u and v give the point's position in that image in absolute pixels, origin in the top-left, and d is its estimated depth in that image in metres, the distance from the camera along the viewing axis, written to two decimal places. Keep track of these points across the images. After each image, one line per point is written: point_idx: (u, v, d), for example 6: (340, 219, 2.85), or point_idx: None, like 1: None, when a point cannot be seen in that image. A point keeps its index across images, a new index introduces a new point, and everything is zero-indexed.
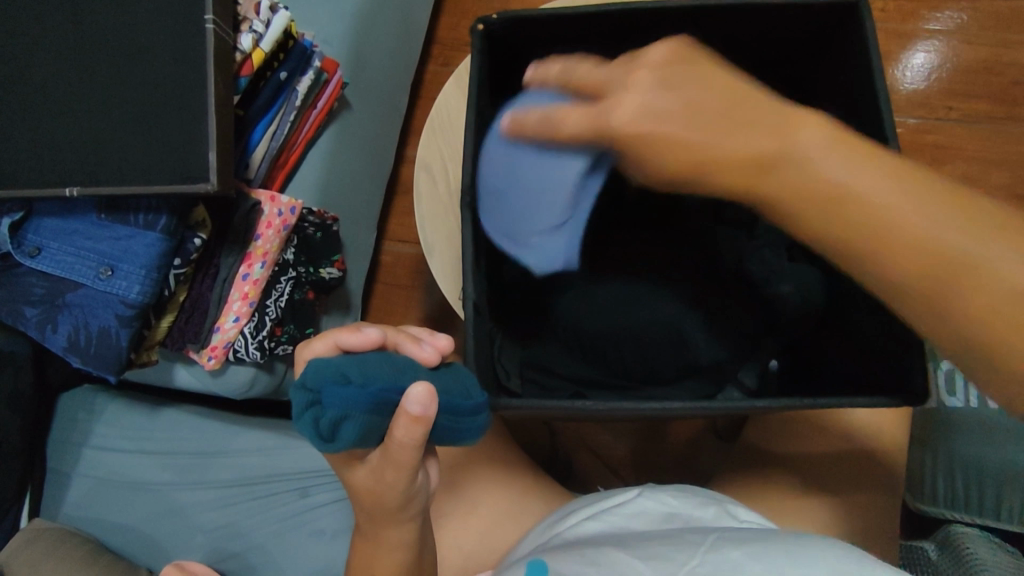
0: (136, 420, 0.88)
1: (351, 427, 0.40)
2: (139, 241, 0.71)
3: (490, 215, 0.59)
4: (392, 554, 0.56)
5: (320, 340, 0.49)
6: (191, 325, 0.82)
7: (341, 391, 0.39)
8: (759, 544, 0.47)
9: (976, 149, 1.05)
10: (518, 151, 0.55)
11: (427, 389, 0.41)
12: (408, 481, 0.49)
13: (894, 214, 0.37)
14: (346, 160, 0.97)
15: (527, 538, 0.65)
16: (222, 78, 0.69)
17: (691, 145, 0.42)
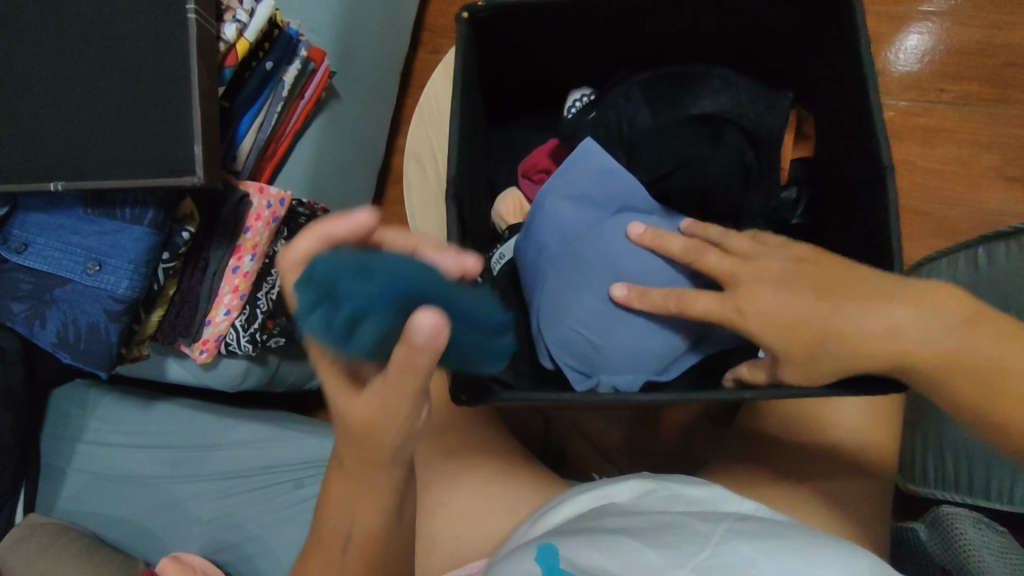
0: (129, 414, 0.88)
1: (368, 331, 0.32)
2: (126, 236, 0.71)
3: (573, 346, 0.60)
4: (371, 507, 0.46)
5: (304, 234, 0.36)
6: (181, 319, 0.82)
7: (354, 284, 0.31)
8: (769, 541, 0.48)
9: (967, 132, 1.05)
10: (627, 310, 0.58)
11: (435, 323, 0.32)
12: (413, 410, 0.40)
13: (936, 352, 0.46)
14: (336, 150, 0.97)
15: (523, 527, 0.64)
16: (205, 68, 0.68)
17: (786, 322, 0.48)
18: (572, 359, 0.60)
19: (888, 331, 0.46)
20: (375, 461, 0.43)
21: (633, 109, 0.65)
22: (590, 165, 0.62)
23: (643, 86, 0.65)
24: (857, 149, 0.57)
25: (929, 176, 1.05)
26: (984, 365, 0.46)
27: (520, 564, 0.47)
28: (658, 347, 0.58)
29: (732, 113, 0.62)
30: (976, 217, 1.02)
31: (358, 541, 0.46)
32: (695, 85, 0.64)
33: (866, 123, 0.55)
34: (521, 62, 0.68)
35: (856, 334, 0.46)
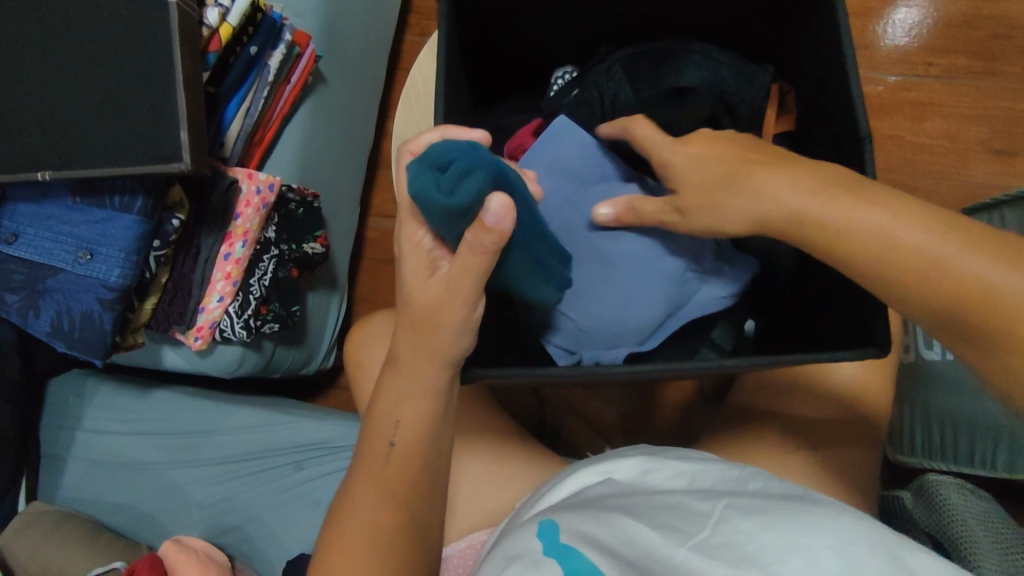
0: (126, 402, 0.88)
1: (469, 187, 0.38)
2: (117, 224, 0.71)
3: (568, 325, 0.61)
4: (419, 399, 0.51)
5: (429, 131, 0.47)
6: (175, 306, 0.82)
7: (467, 152, 0.39)
8: (767, 514, 0.48)
9: (955, 105, 1.05)
10: (627, 273, 0.60)
11: (505, 203, 0.39)
12: (471, 303, 0.46)
13: (821, 215, 0.45)
14: (324, 135, 0.97)
15: (527, 504, 0.66)
16: (189, 54, 0.68)
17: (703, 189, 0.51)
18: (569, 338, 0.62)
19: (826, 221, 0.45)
20: (431, 351, 0.49)
21: (616, 85, 0.65)
22: (547, 153, 0.62)
23: (625, 64, 0.65)
24: (836, 124, 0.58)
25: (917, 151, 1.05)
26: (875, 229, 0.43)
27: (525, 540, 0.52)
28: (653, 313, 0.60)
29: (709, 88, 0.63)
30: (964, 190, 1.03)
31: (405, 429, 0.52)
32: (677, 62, 0.64)
33: (847, 98, 0.55)
34: (504, 43, 0.68)
35: (723, 206, 0.50)
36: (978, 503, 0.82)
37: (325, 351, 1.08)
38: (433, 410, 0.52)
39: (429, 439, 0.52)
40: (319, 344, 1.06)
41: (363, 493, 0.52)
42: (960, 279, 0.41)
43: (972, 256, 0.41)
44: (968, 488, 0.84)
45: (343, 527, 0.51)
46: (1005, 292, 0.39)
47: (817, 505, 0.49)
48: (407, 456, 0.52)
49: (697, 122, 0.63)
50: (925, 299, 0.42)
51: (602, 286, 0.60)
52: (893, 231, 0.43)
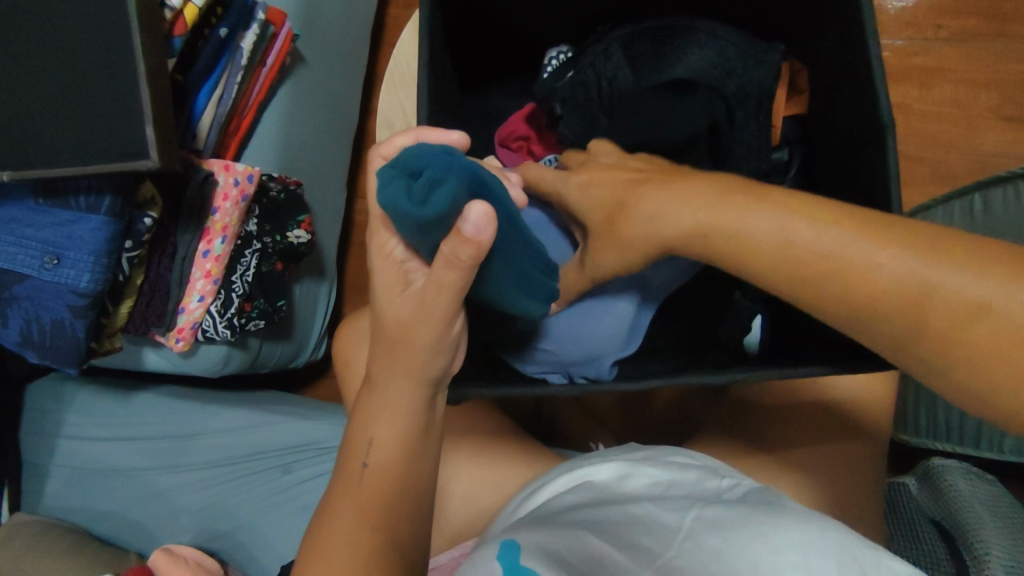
0: (108, 407, 0.85)
1: (445, 195, 0.32)
2: (84, 226, 0.67)
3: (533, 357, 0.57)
4: (394, 421, 0.46)
5: (402, 132, 0.41)
6: (153, 308, 0.78)
7: (444, 158, 0.33)
8: (734, 527, 0.50)
9: (965, 70, 1.00)
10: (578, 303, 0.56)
11: (486, 215, 0.33)
12: (444, 323, 0.43)
13: (723, 223, 0.43)
14: (305, 120, 0.92)
15: (506, 514, 0.67)
16: (151, 39, 0.63)
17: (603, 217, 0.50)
18: (539, 368, 0.58)
19: (732, 245, 0.43)
20: (406, 373, 0.45)
21: (613, 66, 0.60)
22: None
23: (624, 44, 0.60)
24: (852, 104, 0.54)
25: (925, 120, 1.01)
26: (771, 232, 0.42)
27: (485, 562, 0.50)
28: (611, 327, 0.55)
29: (717, 69, 0.58)
30: (973, 160, 1.00)
31: (379, 450, 0.46)
32: (682, 40, 0.58)
33: (863, 80, 0.51)
34: (492, 22, 0.63)
35: (624, 234, 0.48)
36: (982, 485, 0.82)
37: (314, 344, 1.04)
38: (412, 428, 0.46)
39: (410, 461, 0.47)
40: (308, 338, 1.03)
41: (339, 518, 0.45)
42: (866, 274, 0.39)
43: (875, 247, 0.39)
44: (972, 472, 0.85)
45: (314, 563, 0.44)
46: (907, 278, 0.38)
47: (795, 516, 0.51)
48: (382, 477, 0.46)
49: (706, 100, 0.58)
50: (827, 298, 0.41)
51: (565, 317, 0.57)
52: (788, 233, 0.41)
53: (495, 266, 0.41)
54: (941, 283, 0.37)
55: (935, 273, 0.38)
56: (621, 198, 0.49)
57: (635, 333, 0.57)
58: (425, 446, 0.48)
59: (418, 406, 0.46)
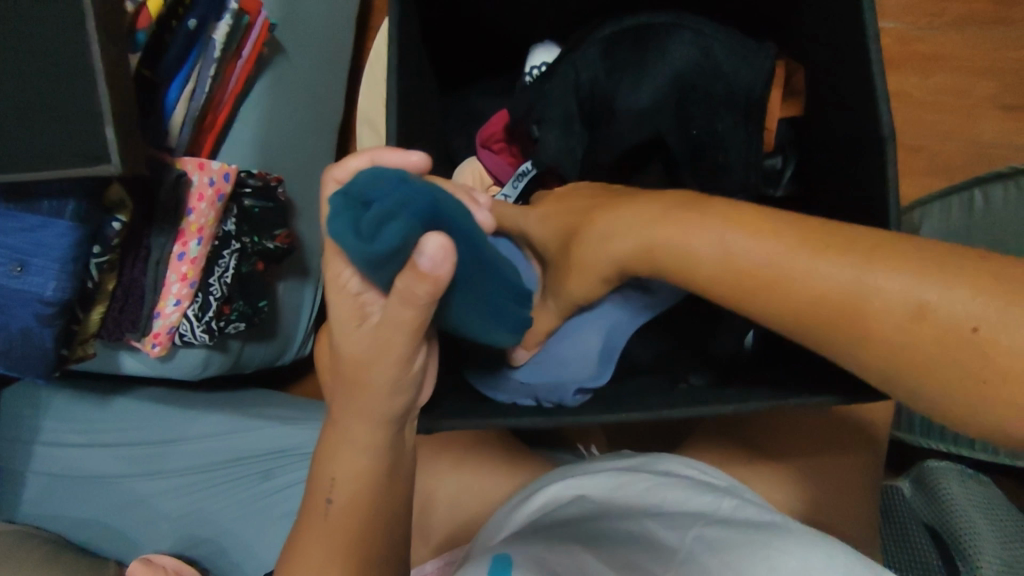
0: (84, 412, 0.83)
1: (396, 230, 0.29)
2: (50, 232, 0.64)
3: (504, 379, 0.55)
4: (356, 458, 0.44)
5: (358, 153, 0.38)
6: (127, 314, 0.75)
7: (398, 187, 0.30)
8: (730, 551, 0.49)
9: (963, 57, 0.96)
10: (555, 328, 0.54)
11: (443, 247, 0.31)
12: (400, 361, 0.40)
13: (670, 247, 0.41)
14: (285, 114, 0.88)
15: (492, 525, 0.65)
16: (109, 38, 0.59)
17: (558, 241, 0.50)
18: (512, 391, 0.55)
19: (678, 269, 0.42)
20: (364, 412, 0.43)
21: (590, 69, 0.57)
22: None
23: (603, 47, 0.57)
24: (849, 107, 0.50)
25: (922, 109, 0.97)
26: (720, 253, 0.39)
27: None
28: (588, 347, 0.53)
29: (699, 69, 0.54)
30: (970, 151, 0.96)
31: (343, 486, 0.45)
32: (663, 39, 0.55)
33: (865, 86, 0.48)
34: (470, 18, 0.59)
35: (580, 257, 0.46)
36: (977, 491, 0.80)
37: (299, 341, 1.02)
38: (375, 464, 0.45)
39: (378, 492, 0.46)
40: (293, 336, 1.00)
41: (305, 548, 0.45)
42: (814, 286, 0.36)
43: (814, 258, 0.36)
44: (967, 475, 0.82)
45: None
46: (854, 296, 0.35)
47: (793, 534, 0.49)
48: (348, 512, 0.45)
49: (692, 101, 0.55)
50: (768, 309, 0.38)
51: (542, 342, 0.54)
52: (728, 251, 0.39)
53: (456, 297, 0.38)
54: (898, 295, 0.34)
55: (888, 285, 0.34)
56: (571, 223, 0.48)
57: (615, 355, 0.53)
58: (392, 476, 0.47)
59: (380, 443, 0.44)
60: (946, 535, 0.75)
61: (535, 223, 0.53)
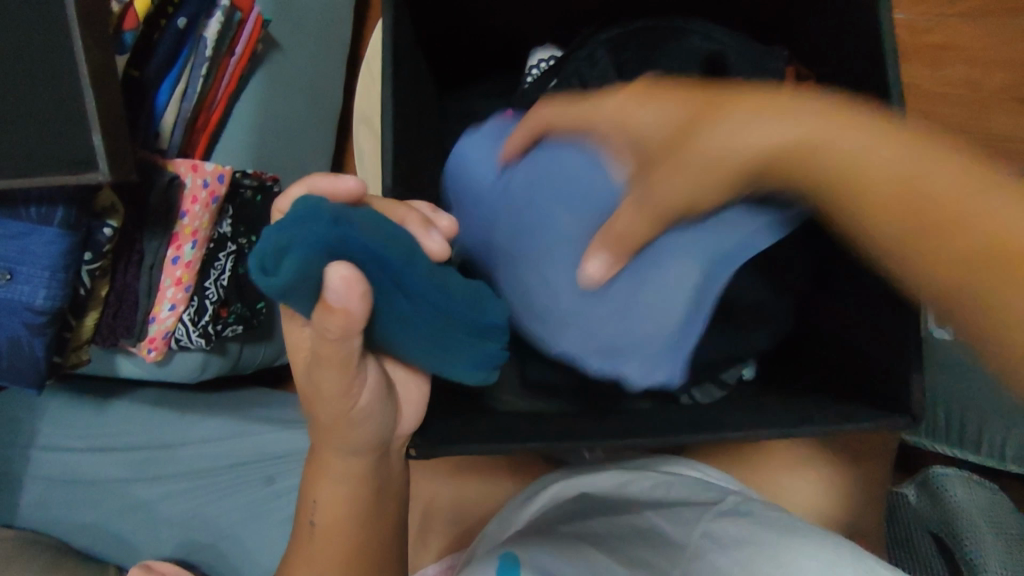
0: (81, 417, 0.82)
1: (288, 266, 0.31)
2: (36, 240, 0.62)
3: (569, 334, 0.45)
4: (334, 485, 0.48)
5: (298, 182, 0.40)
6: (121, 319, 0.74)
7: (306, 228, 0.32)
8: (744, 548, 0.47)
9: None
10: (658, 249, 0.42)
11: (342, 279, 0.32)
12: (340, 393, 0.41)
13: (814, 147, 0.33)
14: (280, 111, 0.86)
15: (494, 523, 0.62)
16: (93, 38, 0.57)
17: (666, 138, 0.39)
18: (576, 348, 0.45)
19: (818, 171, 0.33)
20: (326, 440, 0.46)
21: (598, 74, 0.54)
22: (481, 177, 0.52)
23: (610, 50, 0.55)
24: None
25: None
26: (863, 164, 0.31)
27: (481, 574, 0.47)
28: (682, 291, 0.42)
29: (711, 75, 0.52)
30: None
31: (323, 508, 0.48)
32: (672, 44, 0.53)
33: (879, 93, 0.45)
34: (466, 16, 0.57)
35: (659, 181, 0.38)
36: (983, 494, 0.78)
37: None
38: (352, 490, 0.48)
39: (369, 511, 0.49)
40: None
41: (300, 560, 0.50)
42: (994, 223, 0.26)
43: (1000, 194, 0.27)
44: (976, 480, 0.81)
45: None
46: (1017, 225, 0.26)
47: (809, 533, 0.48)
48: (329, 532, 0.49)
49: None
50: (924, 250, 0.29)
51: (641, 277, 0.42)
52: (908, 166, 0.30)
53: (392, 322, 0.39)
54: None
55: None
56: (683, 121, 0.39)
57: (704, 313, 0.44)
58: (379, 498, 0.49)
59: (357, 470, 0.47)
60: (952, 539, 0.73)
61: (630, 114, 0.42)
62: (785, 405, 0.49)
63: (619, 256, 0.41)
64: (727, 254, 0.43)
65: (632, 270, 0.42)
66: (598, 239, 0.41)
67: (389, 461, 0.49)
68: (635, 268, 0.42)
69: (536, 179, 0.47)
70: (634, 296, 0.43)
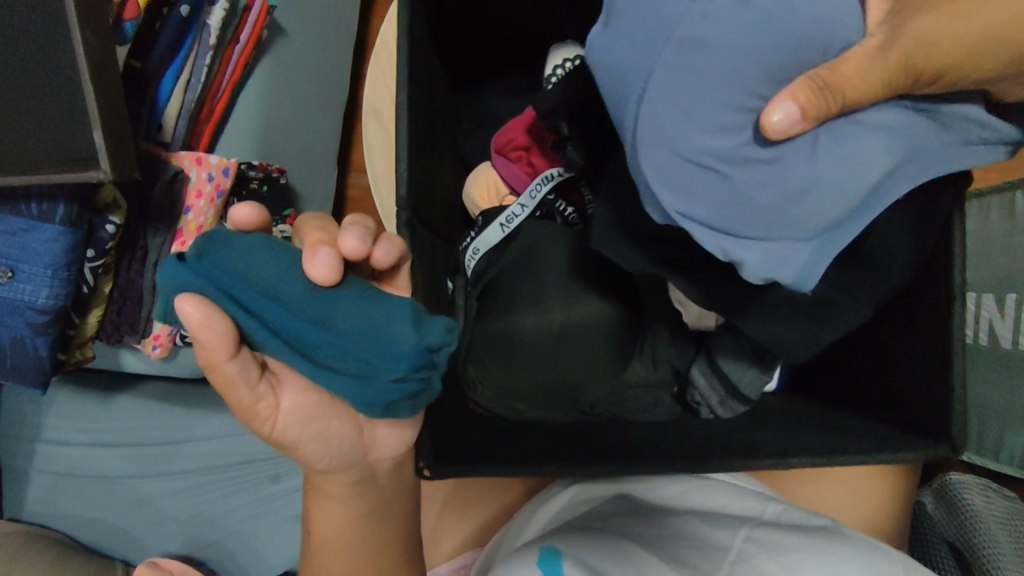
0: (86, 412, 0.81)
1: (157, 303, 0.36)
2: (36, 237, 0.60)
3: (702, 190, 0.36)
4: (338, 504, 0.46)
5: None
6: (125, 316, 0.72)
7: (165, 263, 0.35)
8: (791, 550, 0.47)
9: None
10: (847, 122, 0.35)
11: (179, 311, 0.34)
12: (254, 404, 0.38)
13: None
14: (287, 101, 0.84)
15: (520, 517, 0.60)
16: (93, 31, 0.55)
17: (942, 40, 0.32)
18: (701, 206, 0.36)
19: None
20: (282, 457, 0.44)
21: None
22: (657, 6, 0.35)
23: None
24: None
25: None
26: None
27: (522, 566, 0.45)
28: (865, 179, 0.35)
29: None
30: None
31: (328, 522, 0.48)
32: None
33: None
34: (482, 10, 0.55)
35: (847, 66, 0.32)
36: (1001, 503, 0.77)
37: None
38: (359, 506, 0.47)
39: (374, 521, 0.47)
40: None
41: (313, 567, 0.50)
42: None
43: None
44: (993, 488, 0.80)
45: None
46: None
47: (854, 545, 0.48)
48: (336, 543, 0.48)
49: None
50: None
51: (813, 150, 0.34)
52: None
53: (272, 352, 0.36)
54: None
55: None
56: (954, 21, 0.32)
57: (856, 215, 0.37)
58: (387, 511, 0.49)
59: (355, 490, 0.46)
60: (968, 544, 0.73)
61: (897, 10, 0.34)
62: (824, 431, 0.49)
63: (814, 112, 0.32)
64: (914, 155, 0.37)
65: (808, 139, 0.34)
66: (803, 80, 0.32)
67: (394, 479, 0.48)
68: (819, 133, 0.34)
69: (719, 32, 0.34)
70: (800, 175, 0.35)
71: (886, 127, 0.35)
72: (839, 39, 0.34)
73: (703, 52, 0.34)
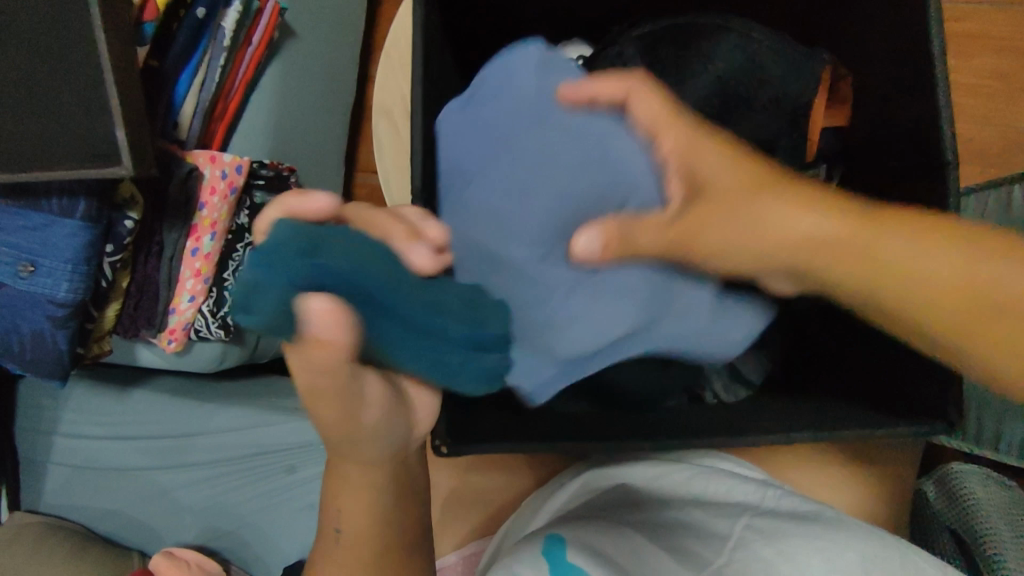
0: (102, 405, 0.83)
1: (268, 305, 0.31)
2: (58, 232, 0.62)
3: (555, 279, 0.45)
4: None
5: (267, 203, 0.36)
6: (142, 310, 0.74)
7: (270, 244, 0.33)
8: (787, 537, 0.49)
9: (1011, 37, 0.89)
10: (604, 274, 0.44)
11: (327, 310, 0.31)
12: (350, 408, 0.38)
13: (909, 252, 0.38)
14: (298, 101, 0.85)
15: (529, 505, 0.62)
16: (115, 32, 0.56)
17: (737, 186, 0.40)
18: None
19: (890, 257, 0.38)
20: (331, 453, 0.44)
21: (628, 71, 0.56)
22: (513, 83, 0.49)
23: (642, 48, 0.55)
24: (900, 138, 0.49)
25: (964, 94, 0.90)
26: (897, 261, 0.38)
27: (526, 555, 0.49)
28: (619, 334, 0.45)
29: (738, 78, 0.54)
30: (1013, 139, 0.89)
31: None
32: (705, 43, 0.54)
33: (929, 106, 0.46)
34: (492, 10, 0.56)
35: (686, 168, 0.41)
36: (1001, 493, 0.79)
37: None
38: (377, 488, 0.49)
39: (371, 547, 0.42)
40: None
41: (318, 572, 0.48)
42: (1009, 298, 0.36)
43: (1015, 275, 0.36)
44: (992, 477, 0.82)
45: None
46: (973, 283, 0.37)
47: (851, 527, 0.50)
48: None
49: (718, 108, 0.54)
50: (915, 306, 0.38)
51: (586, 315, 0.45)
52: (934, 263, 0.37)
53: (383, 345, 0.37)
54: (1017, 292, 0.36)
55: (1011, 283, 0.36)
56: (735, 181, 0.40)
57: (606, 360, 0.48)
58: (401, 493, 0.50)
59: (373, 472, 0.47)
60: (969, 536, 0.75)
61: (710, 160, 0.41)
62: (828, 411, 0.49)
63: (611, 240, 0.40)
64: (658, 315, 0.46)
65: (584, 275, 0.45)
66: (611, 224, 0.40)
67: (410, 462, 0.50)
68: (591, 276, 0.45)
69: (575, 132, 0.46)
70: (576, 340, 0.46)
71: (645, 303, 0.45)
72: (636, 199, 0.44)
73: (519, 159, 0.47)
